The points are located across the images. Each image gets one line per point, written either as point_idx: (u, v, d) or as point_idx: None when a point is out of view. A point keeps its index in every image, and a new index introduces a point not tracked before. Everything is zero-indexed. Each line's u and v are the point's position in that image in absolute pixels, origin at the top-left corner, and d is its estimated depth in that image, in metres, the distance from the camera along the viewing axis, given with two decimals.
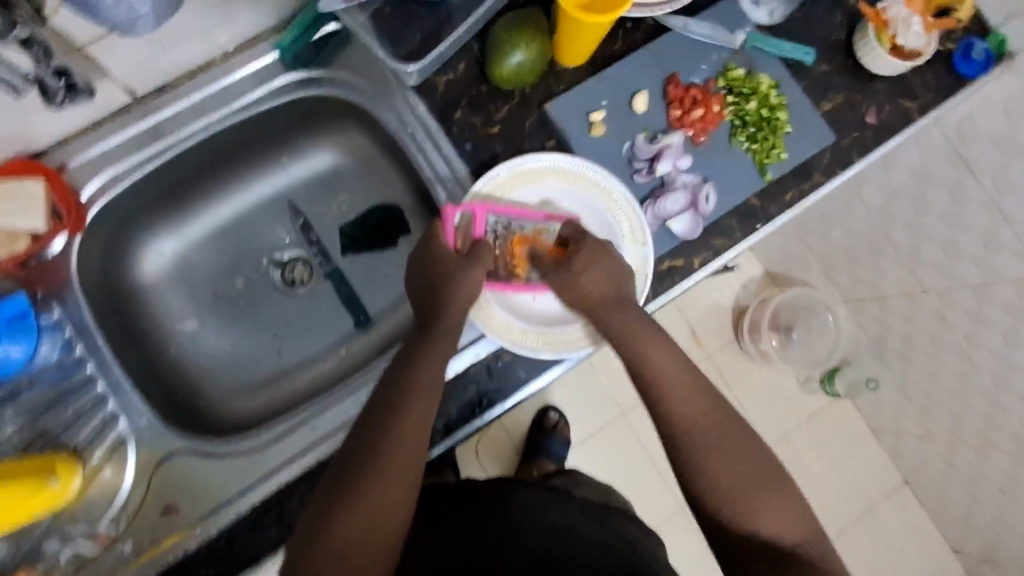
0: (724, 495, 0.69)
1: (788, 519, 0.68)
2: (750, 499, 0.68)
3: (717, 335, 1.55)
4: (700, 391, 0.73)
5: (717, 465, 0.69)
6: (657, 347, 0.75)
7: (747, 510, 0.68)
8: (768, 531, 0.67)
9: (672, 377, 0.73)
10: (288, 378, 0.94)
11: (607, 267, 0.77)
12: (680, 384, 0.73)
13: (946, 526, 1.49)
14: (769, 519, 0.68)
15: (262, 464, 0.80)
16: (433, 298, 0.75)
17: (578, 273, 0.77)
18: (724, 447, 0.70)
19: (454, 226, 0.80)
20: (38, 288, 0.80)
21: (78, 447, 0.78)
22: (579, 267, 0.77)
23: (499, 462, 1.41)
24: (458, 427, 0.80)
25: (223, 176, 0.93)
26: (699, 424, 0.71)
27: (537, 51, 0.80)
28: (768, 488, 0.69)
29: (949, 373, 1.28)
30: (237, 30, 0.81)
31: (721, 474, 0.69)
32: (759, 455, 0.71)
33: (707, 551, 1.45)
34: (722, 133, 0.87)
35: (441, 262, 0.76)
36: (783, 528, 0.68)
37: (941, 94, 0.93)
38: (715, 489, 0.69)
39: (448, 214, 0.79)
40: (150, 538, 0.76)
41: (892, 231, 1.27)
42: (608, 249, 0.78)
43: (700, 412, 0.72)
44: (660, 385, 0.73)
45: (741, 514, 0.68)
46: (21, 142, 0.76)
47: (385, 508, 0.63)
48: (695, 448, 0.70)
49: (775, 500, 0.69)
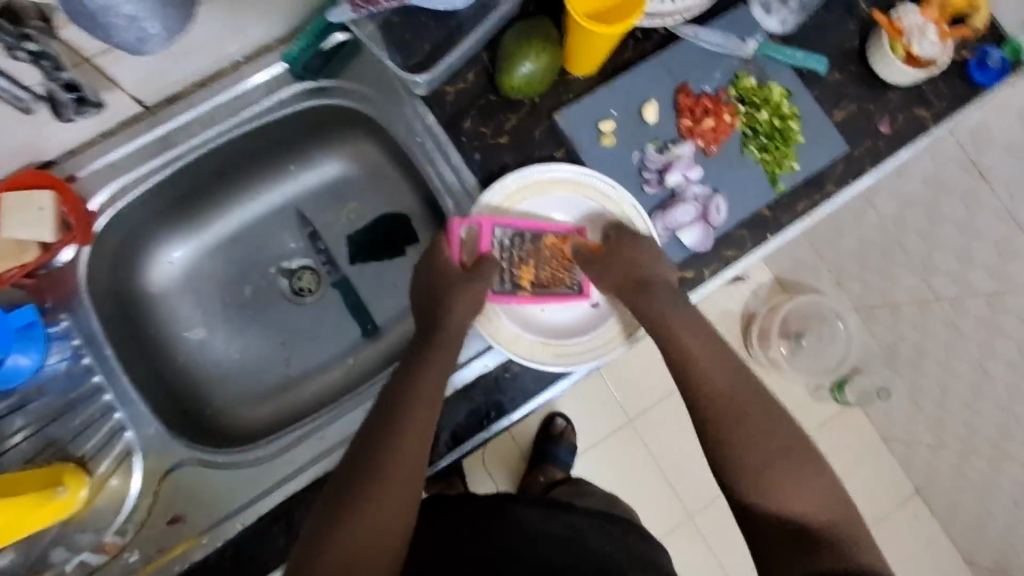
0: (751, 472, 0.69)
1: (815, 500, 0.67)
2: (776, 478, 0.68)
3: (726, 342, 1.54)
4: (730, 371, 0.75)
5: (744, 443, 0.70)
6: (689, 328, 0.77)
7: (773, 487, 0.67)
8: (797, 511, 0.66)
9: (698, 354, 0.75)
10: (295, 387, 0.94)
11: (642, 251, 0.79)
12: (708, 362, 0.75)
13: (958, 536, 1.47)
14: (798, 500, 0.67)
15: (269, 475, 0.79)
16: (436, 310, 0.78)
17: (624, 254, 0.79)
18: (749, 426, 0.71)
19: (459, 239, 0.82)
20: (47, 298, 0.80)
21: (86, 456, 0.78)
22: (618, 251, 0.79)
23: (507, 470, 1.41)
24: (466, 438, 0.79)
25: (233, 185, 0.92)
26: (728, 395, 0.73)
27: (547, 60, 0.80)
28: (794, 468, 0.69)
29: (962, 383, 1.26)
30: (247, 39, 0.81)
31: (746, 452, 0.69)
32: (785, 437, 0.71)
33: (715, 559, 1.44)
34: (733, 143, 0.86)
35: (448, 275, 0.79)
36: (809, 507, 0.66)
37: (956, 103, 0.92)
38: (742, 465, 0.69)
39: (452, 229, 0.81)
40: (157, 548, 0.76)
41: (905, 238, 1.25)
42: (645, 237, 0.80)
43: (727, 387, 0.73)
44: (688, 362, 0.75)
45: (767, 492, 0.68)
46: (31, 152, 0.76)
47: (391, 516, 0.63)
48: (720, 427, 0.71)
49: (801, 481, 0.68)
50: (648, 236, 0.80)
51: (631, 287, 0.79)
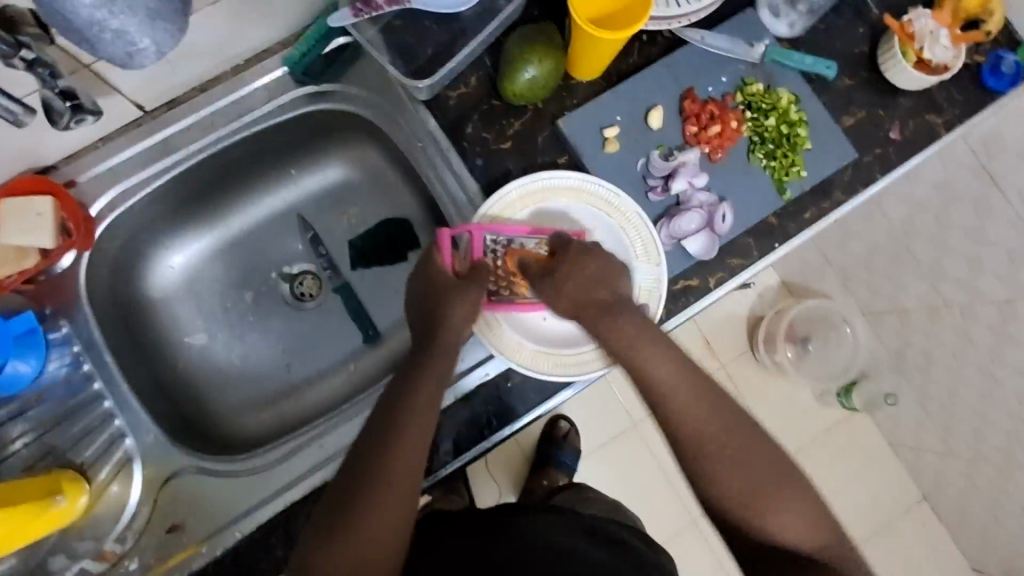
0: (740, 506, 0.66)
1: (807, 526, 0.66)
2: (769, 509, 0.66)
3: (732, 346, 1.52)
4: (707, 401, 0.69)
5: (732, 480, 0.67)
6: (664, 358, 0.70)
7: (767, 517, 0.66)
8: (784, 538, 0.66)
9: (674, 386, 0.69)
10: (296, 394, 0.93)
11: (592, 269, 0.74)
12: (680, 392, 0.69)
13: (965, 544, 1.46)
14: (788, 526, 0.66)
15: (269, 483, 0.79)
16: (429, 318, 0.74)
17: (575, 279, 0.74)
18: (735, 458, 0.67)
19: (450, 246, 0.78)
20: (47, 304, 0.79)
21: (85, 464, 0.78)
22: (569, 274, 0.74)
23: (510, 475, 1.40)
24: (467, 448, 0.79)
25: (234, 189, 0.92)
26: (706, 429, 0.68)
27: (550, 65, 0.78)
28: (784, 497, 0.66)
29: (971, 391, 1.24)
30: (246, 43, 0.80)
31: (732, 487, 0.66)
32: (773, 460, 0.68)
33: (719, 565, 1.43)
34: (739, 150, 0.85)
35: (438, 281, 0.75)
36: (800, 534, 0.66)
37: (968, 108, 0.90)
38: (730, 502, 0.67)
39: (444, 236, 0.78)
40: (157, 557, 0.76)
41: (914, 244, 1.24)
42: (597, 250, 0.75)
43: (705, 416, 0.68)
44: (665, 405, 0.69)
45: (757, 521, 0.66)
46: (30, 157, 0.76)
47: (384, 529, 0.62)
48: (705, 466, 0.67)
49: (795, 506, 0.66)
50: (597, 249, 0.75)
51: (589, 309, 0.73)
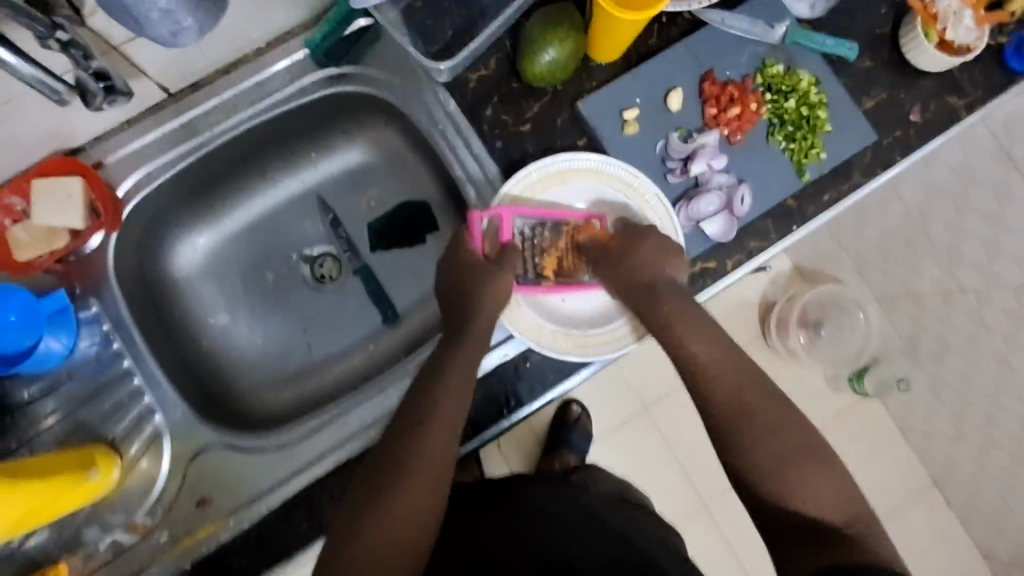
0: (765, 469, 0.67)
1: (831, 499, 0.66)
2: (792, 475, 0.66)
3: (745, 330, 1.52)
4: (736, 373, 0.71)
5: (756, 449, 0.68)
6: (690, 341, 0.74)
7: (793, 484, 0.66)
8: (811, 510, 0.65)
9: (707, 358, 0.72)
10: (318, 373, 0.95)
11: (648, 254, 0.77)
12: (711, 365, 0.71)
13: (974, 528, 1.47)
14: (813, 497, 0.65)
15: (293, 459, 0.82)
16: (461, 306, 0.76)
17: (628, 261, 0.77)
18: (760, 425, 0.68)
19: (480, 230, 0.80)
20: (76, 283, 0.81)
21: (116, 439, 0.80)
22: (625, 257, 0.77)
23: (522, 456, 1.42)
24: (485, 427, 0.80)
25: (255, 171, 0.93)
26: (731, 394, 0.70)
27: (570, 47, 0.79)
28: (806, 467, 0.66)
29: (985, 376, 1.24)
30: (269, 26, 0.80)
31: (757, 452, 0.67)
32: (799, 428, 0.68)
33: (728, 547, 1.45)
34: (758, 132, 0.85)
35: (469, 273, 0.76)
36: (824, 507, 0.65)
37: (990, 91, 0.90)
38: (755, 466, 0.67)
39: (472, 219, 0.79)
40: (185, 529, 0.78)
41: (931, 228, 1.24)
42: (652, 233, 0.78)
43: (730, 380, 0.70)
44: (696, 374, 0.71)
45: (782, 487, 0.66)
46: (58, 140, 0.77)
47: (411, 517, 0.63)
48: (731, 428, 0.69)
49: (819, 478, 0.66)
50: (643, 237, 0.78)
51: (642, 293, 0.76)
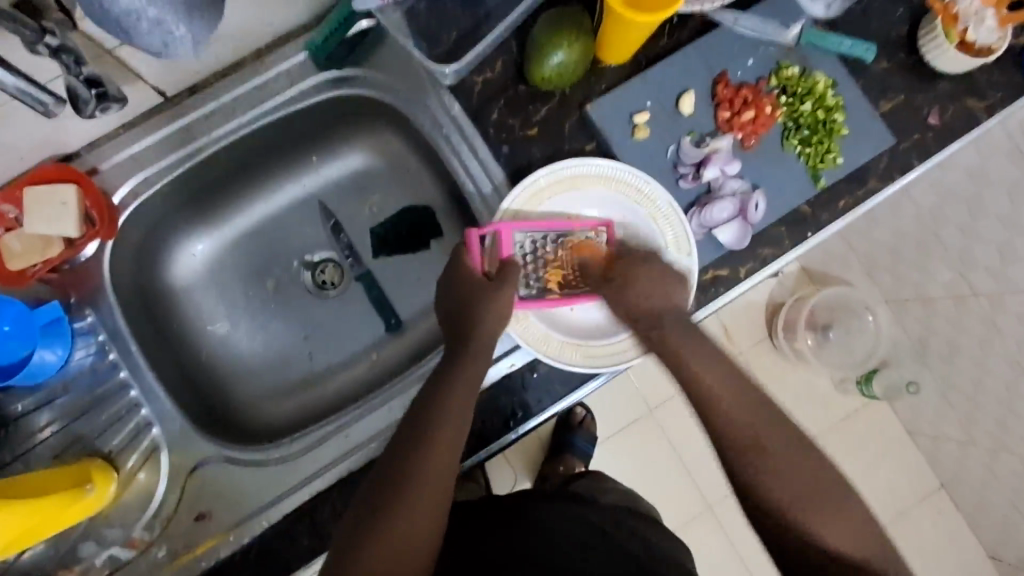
0: (784, 499, 0.64)
1: (853, 532, 0.63)
2: (812, 506, 0.63)
3: (752, 334, 1.50)
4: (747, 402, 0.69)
5: (774, 477, 0.65)
6: (697, 354, 0.72)
7: (814, 515, 0.63)
8: (832, 542, 0.62)
9: (722, 386, 0.69)
10: (319, 383, 0.93)
11: (647, 280, 0.75)
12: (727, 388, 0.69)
13: (984, 534, 1.44)
14: (834, 529, 0.63)
15: (295, 472, 0.79)
16: (462, 316, 0.74)
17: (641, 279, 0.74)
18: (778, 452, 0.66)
19: (479, 246, 0.78)
20: (71, 293, 0.79)
21: (112, 452, 0.78)
22: (630, 281, 0.76)
23: (526, 461, 1.39)
24: (492, 440, 0.78)
25: (255, 176, 0.91)
26: (750, 417, 0.68)
27: (579, 50, 0.76)
28: (826, 498, 0.64)
29: (997, 382, 1.21)
30: (268, 27, 0.78)
31: (778, 481, 0.65)
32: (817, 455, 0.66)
33: (735, 552, 1.43)
34: (773, 136, 0.82)
35: (470, 282, 0.74)
36: (846, 539, 0.62)
37: (1010, 93, 0.87)
38: (774, 494, 0.65)
39: (470, 237, 0.77)
40: (184, 544, 0.76)
41: (943, 232, 1.21)
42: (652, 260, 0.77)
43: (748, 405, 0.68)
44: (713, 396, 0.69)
45: (801, 516, 0.64)
46: (51, 144, 0.75)
47: (415, 534, 0.61)
48: (749, 453, 0.66)
49: (840, 511, 0.64)
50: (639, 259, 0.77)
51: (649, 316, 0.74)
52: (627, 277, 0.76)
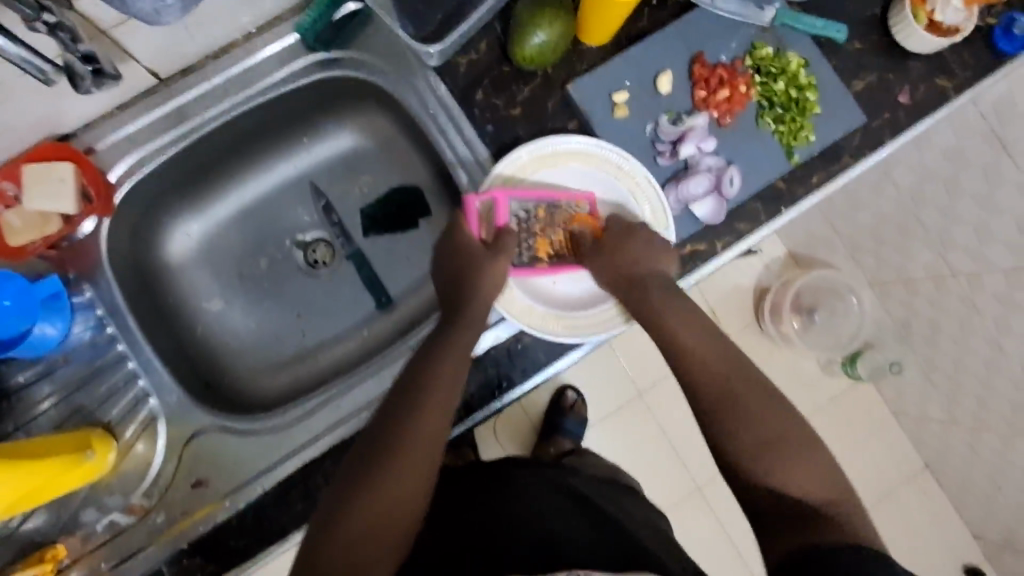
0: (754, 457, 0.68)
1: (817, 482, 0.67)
2: (777, 460, 0.67)
3: (738, 317, 1.52)
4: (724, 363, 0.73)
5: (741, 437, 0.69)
6: (669, 327, 0.76)
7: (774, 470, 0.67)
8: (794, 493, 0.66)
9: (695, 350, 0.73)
10: (311, 358, 0.96)
11: (636, 249, 0.78)
12: (697, 360, 0.73)
13: (967, 511, 1.48)
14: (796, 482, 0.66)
15: (288, 441, 0.83)
16: (459, 291, 0.76)
17: (618, 256, 0.78)
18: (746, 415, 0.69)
19: (478, 215, 0.81)
20: (70, 269, 0.82)
21: (112, 423, 0.81)
22: (613, 250, 0.79)
23: (516, 442, 1.42)
24: (478, 408, 0.81)
25: (247, 157, 0.94)
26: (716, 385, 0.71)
27: (559, 29, 0.79)
28: (790, 454, 0.68)
29: (976, 359, 1.25)
30: (259, 11, 0.81)
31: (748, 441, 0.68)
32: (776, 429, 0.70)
33: (722, 531, 1.46)
34: (749, 115, 0.85)
35: (467, 258, 0.77)
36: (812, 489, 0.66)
37: (979, 73, 0.90)
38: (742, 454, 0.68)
39: (469, 203, 0.80)
40: (182, 512, 0.79)
41: (922, 214, 1.24)
42: (638, 229, 0.80)
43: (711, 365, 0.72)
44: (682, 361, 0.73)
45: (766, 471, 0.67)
46: (49, 124, 0.77)
47: (401, 501, 0.64)
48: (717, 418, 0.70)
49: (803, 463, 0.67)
50: (643, 226, 0.80)
51: (629, 283, 0.78)
52: (614, 245, 0.79)
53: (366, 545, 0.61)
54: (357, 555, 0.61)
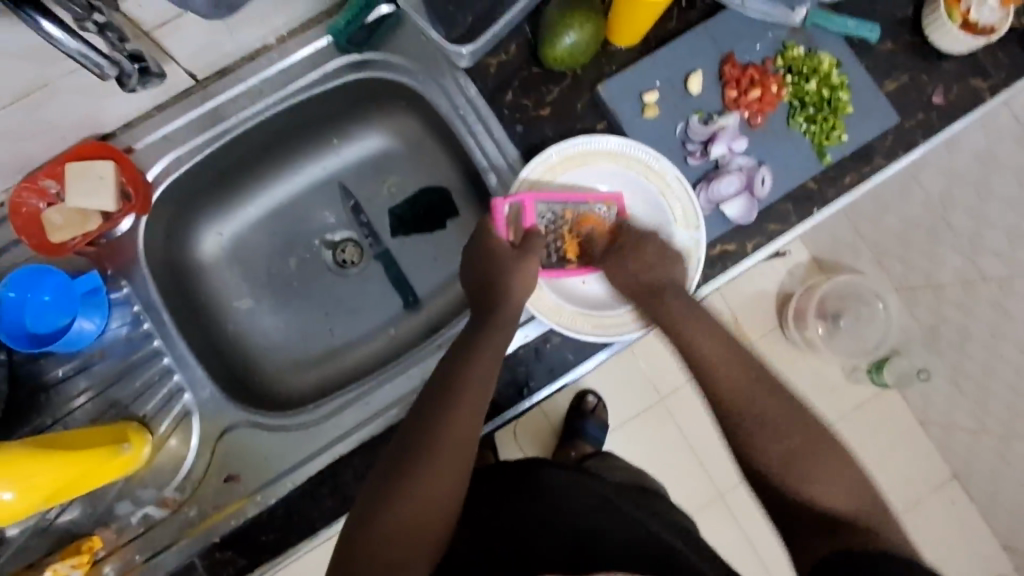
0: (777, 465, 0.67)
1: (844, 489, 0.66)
2: (805, 467, 0.66)
3: (761, 322, 1.51)
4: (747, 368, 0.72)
5: (764, 445, 0.68)
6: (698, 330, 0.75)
7: (800, 477, 0.66)
8: (820, 500, 0.65)
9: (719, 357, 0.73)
10: (338, 357, 0.96)
11: (648, 255, 0.79)
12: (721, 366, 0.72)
13: (997, 523, 1.45)
14: (822, 489, 0.65)
15: (318, 438, 0.83)
16: (491, 293, 0.76)
17: (627, 259, 0.79)
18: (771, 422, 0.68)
19: (505, 217, 0.81)
20: (108, 265, 0.84)
21: (147, 417, 0.82)
22: (626, 252, 0.80)
23: (536, 445, 1.41)
24: (507, 407, 0.81)
25: (279, 158, 0.95)
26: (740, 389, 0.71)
27: (591, 30, 0.79)
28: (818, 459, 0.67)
29: (1006, 365, 1.21)
30: (293, 13, 0.82)
31: (770, 446, 0.68)
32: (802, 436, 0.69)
33: (745, 539, 1.45)
34: (779, 115, 0.85)
35: (493, 262, 0.77)
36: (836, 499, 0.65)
37: (1013, 74, 0.89)
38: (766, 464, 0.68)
39: (496, 208, 0.80)
40: (213, 505, 0.80)
41: (951, 217, 1.23)
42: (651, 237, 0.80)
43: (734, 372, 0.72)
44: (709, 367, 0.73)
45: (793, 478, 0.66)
46: (91, 123, 0.79)
47: (430, 501, 0.64)
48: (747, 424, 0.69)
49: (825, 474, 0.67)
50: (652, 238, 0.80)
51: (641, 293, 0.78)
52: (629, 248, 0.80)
53: (398, 545, 0.62)
54: (395, 554, 0.62)
